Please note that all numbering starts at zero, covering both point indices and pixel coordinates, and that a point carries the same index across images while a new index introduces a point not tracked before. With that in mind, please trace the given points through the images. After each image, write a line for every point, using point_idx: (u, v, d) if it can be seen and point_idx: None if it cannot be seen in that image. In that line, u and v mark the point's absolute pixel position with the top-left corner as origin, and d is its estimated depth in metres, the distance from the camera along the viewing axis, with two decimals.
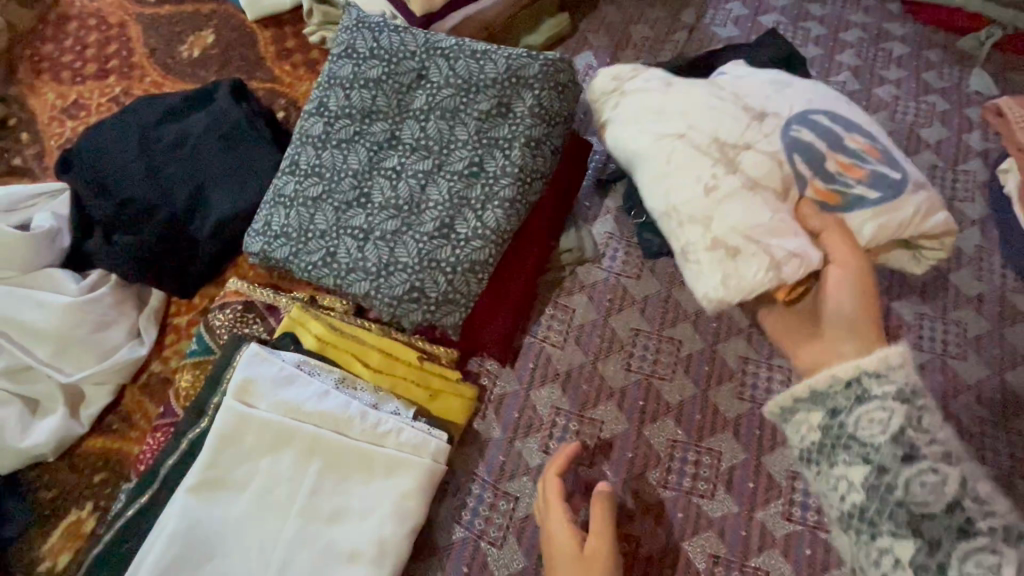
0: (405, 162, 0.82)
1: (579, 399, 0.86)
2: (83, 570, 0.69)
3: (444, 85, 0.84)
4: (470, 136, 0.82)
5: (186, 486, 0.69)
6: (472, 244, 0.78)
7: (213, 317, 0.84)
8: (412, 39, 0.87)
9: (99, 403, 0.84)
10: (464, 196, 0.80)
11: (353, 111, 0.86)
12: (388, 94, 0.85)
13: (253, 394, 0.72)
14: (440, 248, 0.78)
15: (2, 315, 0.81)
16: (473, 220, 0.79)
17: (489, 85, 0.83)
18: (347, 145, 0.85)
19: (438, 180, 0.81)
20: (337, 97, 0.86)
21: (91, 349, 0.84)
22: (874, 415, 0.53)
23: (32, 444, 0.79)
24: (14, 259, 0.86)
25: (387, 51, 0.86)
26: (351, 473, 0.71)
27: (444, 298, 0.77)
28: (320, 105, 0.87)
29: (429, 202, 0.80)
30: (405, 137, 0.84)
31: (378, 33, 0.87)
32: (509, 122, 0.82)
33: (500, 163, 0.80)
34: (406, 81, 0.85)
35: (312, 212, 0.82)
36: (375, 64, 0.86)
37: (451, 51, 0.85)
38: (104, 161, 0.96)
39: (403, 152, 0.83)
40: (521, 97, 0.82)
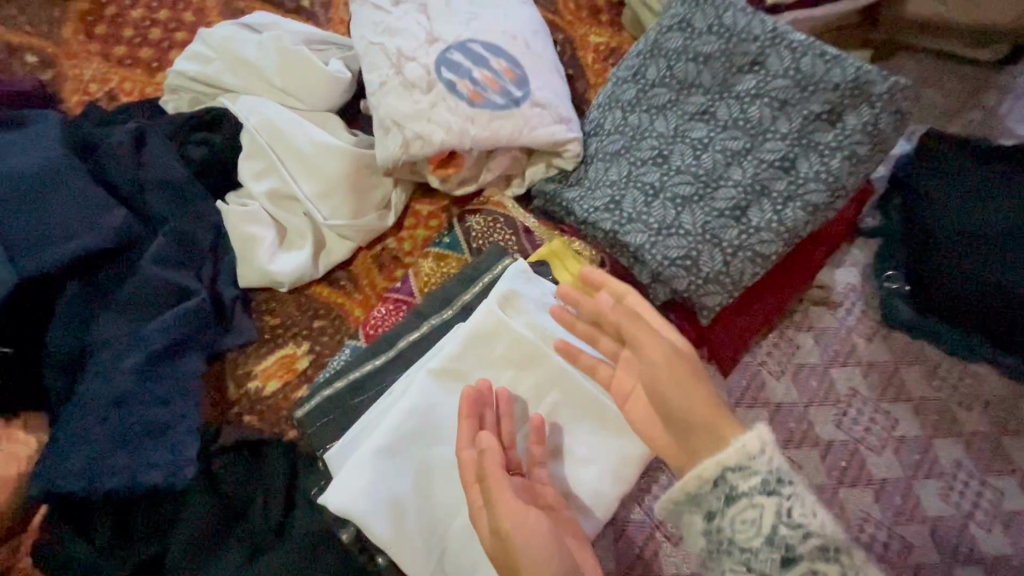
0: (715, 138, 0.79)
1: (783, 434, 0.83)
2: (313, 408, 0.72)
3: (778, 78, 0.79)
4: (791, 132, 0.77)
5: (429, 368, 0.69)
6: (761, 235, 0.74)
7: (470, 221, 0.85)
8: (758, 23, 0.82)
9: (338, 256, 0.84)
10: (767, 187, 0.76)
11: (673, 78, 0.83)
12: (716, 70, 0.82)
13: (513, 307, 0.72)
14: (728, 227, 0.74)
15: (288, 143, 0.83)
16: (768, 217, 0.75)
17: (829, 87, 0.76)
18: (658, 108, 0.82)
19: (744, 165, 0.77)
20: (658, 63, 0.84)
21: (349, 203, 0.84)
22: (746, 515, 0.46)
23: (278, 270, 0.80)
24: (305, 95, 0.86)
25: (728, 29, 0.82)
26: (580, 417, 0.70)
27: (713, 276, 0.73)
28: (638, 62, 0.85)
29: (729, 182, 0.76)
30: (720, 115, 0.80)
31: (723, 9, 0.83)
32: (837, 131, 0.77)
33: (814, 168, 0.76)
34: (740, 61, 0.81)
35: (607, 161, 0.81)
36: (712, 38, 0.83)
37: (800, 45, 0.79)
38: (394, 18, 0.87)
39: (714, 127, 0.80)
40: (857, 110, 0.76)
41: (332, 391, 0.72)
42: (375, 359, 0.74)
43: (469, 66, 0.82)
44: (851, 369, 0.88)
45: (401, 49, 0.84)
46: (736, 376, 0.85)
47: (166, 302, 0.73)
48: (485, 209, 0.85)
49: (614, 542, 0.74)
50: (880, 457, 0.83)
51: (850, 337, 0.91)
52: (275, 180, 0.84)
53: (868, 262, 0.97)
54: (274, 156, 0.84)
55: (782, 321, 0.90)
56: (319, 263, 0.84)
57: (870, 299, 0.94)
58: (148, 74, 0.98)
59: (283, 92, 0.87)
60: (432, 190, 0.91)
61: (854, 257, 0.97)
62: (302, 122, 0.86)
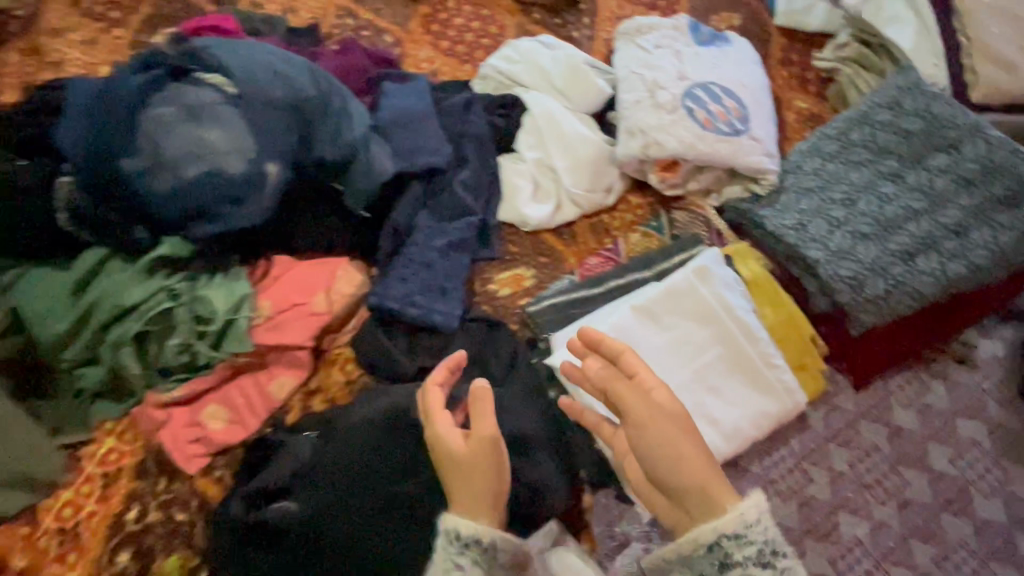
0: (901, 196, 0.98)
1: (898, 452, 0.96)
2: (537, 313, 0.99)
3: (966, 163, 0.98)
4: (969, 207, 0.96)
5: (632, 303, 0.94)
6: (925, 277, 0.92)
7: (674, 214, 1.12)
8: (960, 116, 1.00)
9: (568, 215, 1.13)
10: (939, 242, 0.94)
11: (873, 144, 1.03)
12: (913, 146, 1.01)
13: (705, 278, 0.95)
14: (897, 265, 0.93)
15: (559, 129, 1.14)
16: (936, 265, 0.93)
17: (1012, 179, 0.95)
18: (854, 164, 1.02)
19: (922, 221, 0.96)
20: (863, 130, 1.04)
21: (587, 180, 1.13)
22: None
23: (529, 213, 1.11)
24: (575, 100, 1.18)
25: (933, 116, 1.01)
26: (736, 373, 0.92)
27: (874, 298, 0.92)
28: (843, 126, 1.06)
29: (906, 231, 0.95)
30: (909, 180, 0.99)
31: (932, 101, 1.02)
32: (1010, 214, 0.95)
33: (984, 238, 0.94)
34: (937, 143, 1.00)
35: (801, 195, 1.03)
36: (915, 120, 1.02)
37: (993, 142, 0.98)
38: (653, 58, 1.15)
39: (902, 188, 0.99)
40: None
41: (554, 301, 1.00)
42: (588, 289, 1.01)
43: (711, 103, 1.08)
44: (977, 423, 0.99)
45: (661, 78, 1.11)
46: (865, 394, 1.00)
47: (458, 214, 1.06)
48: (691, 209, 1.11)
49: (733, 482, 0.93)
50: (987, 502, 0.94)
51: (984, 398, 1.02)
52: (542, 151, 1.15)
53: (1018, 341, 1.06)
54: (546, 133, 1.14)
55: (923, 364, 1.03)
56: (555, 218, 1.13)
57: (1011, 373, 1.04)
58: (458, 65, 1.37)
59: (561, 94, 1.19)
60: (643, 190, 1.17)
61: (1004, 334, 1.07)
62: (569, 117, 1.16)
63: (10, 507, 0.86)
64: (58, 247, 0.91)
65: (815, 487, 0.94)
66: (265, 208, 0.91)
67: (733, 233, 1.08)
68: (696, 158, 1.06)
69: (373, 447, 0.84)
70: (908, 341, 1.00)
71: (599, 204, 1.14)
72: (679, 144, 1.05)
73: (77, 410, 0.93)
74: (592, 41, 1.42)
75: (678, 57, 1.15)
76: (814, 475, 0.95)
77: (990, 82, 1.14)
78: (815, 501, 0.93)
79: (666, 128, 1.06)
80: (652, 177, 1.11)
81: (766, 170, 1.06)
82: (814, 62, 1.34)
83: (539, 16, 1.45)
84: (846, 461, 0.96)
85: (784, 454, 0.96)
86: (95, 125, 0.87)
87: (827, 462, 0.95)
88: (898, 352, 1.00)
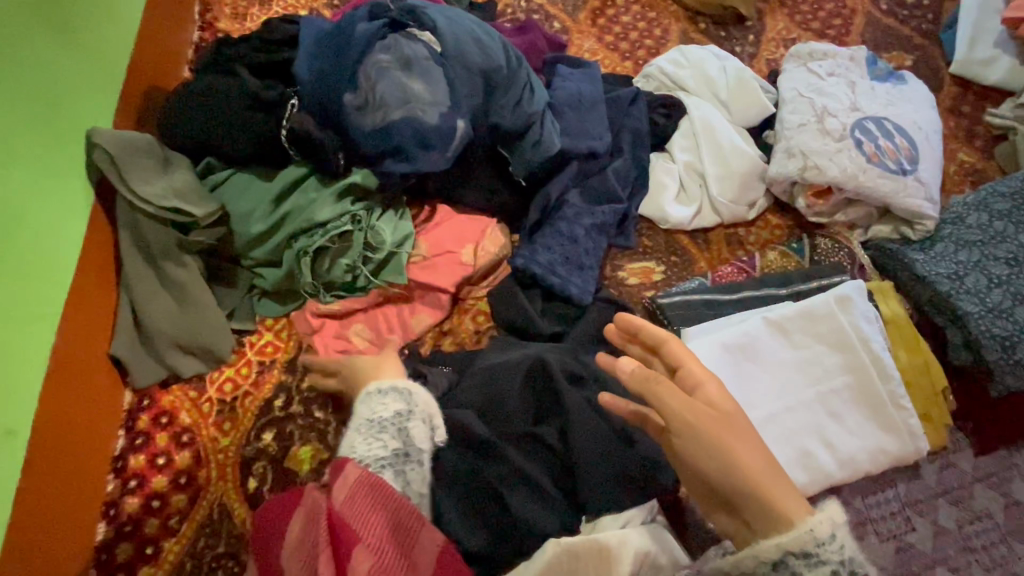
0: None
1: (1013, 524, 0.93)
2: (668, 306, 1.02)
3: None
4: None
5: (766, 315, 0.96)
6: None
7: (818, 240, 1.11)
8: None
9: (707, 221, 1.16)
10: None
11: None
12: None
13: (846, 307, 0.95)
14: None
15: (715, 137, 1.17)
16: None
17: None
18: (1022, 227, 1.01)
19: None
20: None
21: (734, 191, 1.15)
22: None
23: (670, 211, 1.14)
24: (735, 112, 1.20)
25: None
26: (860, 404, 0.92)
27: None
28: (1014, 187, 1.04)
29: None
30: None
31: None
32: None
33: None
34: None
35: (958, 246, 1.01)
36: None
37: None
38: (826, 84, 1.15)
39: None
40: None
41: (685, 298, 1.03)
42: (719, 294, 1.03)
43: (881, 139, 1.08)
44: None
45: (832, 106, 1.12)
46: (987, 460, 0.97)
47: (604, 199, 1.12)
48: (836, 238, 1.10)
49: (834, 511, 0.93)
50: None
51: None
52: (694, 155, 1.18)
53: None
54: (703, 140, 1.17)
55: None
56: (694, 221, 1.16)
57: None
58: (619, 59, 1.41)
59: (722, 104, 1.21)
60: (783, 213, 1.18)
61: None
62: (727, 127, 1.19)
63: (185, 368, 1.00)
64: (267, 158, 1.05)
65: (918, 536, 0.92)
66: (446, 156, 1.02)
67: (875, 270, 1.08)
68: (855, 189, 1.06)
69: (516, 387, 0.88)
70: None
71: (741, 216, 1.16)
72: (840, 172, 1.06)
73: (249, 301, 1.06)
74: (754, 59, 1.43)
75: (851, 89, 1.15)
76: (918, 524, 0.93)
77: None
78: (915, 550, 0.91)
79: (828, 155, 1.07)
80: (801, 201, 1.11)
81: (925, 216, 1.05)
82: (986, 115, 1.29)
83: (705, 27, 1.48)
84: (954, 519, 0.93)
85: (890, 497, 0.94)
86: (328, 59, 1.02)
87: (934, 516, 0.93)
88: None
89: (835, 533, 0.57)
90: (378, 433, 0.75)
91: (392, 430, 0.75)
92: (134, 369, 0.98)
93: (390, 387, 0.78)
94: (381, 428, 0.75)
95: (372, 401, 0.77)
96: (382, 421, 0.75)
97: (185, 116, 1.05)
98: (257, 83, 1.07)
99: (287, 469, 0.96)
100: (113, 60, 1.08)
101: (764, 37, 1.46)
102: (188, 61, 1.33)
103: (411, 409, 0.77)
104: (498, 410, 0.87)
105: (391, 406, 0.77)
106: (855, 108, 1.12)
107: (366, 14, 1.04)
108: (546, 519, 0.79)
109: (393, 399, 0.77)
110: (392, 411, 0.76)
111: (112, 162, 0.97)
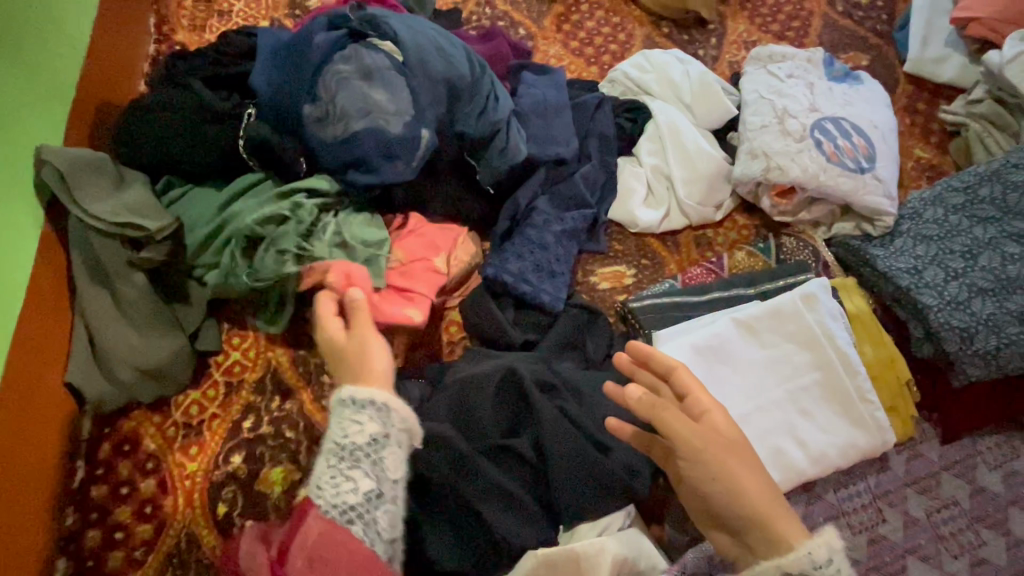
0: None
1: (979, 510, 0.96)
2: (640, 309, 1.03)
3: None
4: None
5: (734, 317, 0.97)
6: None
7: (784, 239, 1.14)
8: None
9: (676, 224, 1.17)
10: None
11: (1001, 203, 1.03)
12: None
13: (812, 304, 0.97)
14: (1013, 326, 0.94)
15: (681, 141, 1.18)
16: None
17: None
18: (978, 220, 1.03)
19: None
20: (992, 188, 1.04)
21: (701, 194, 1.16)
22: None
23: (640, 216, 1.15)
24: (700, 115, 1.22)
25: None
26: (829, 400, 0.94)
27: (985, 353, 0.93)
28: (971, 179, 1.06)
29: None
30: None
31: None
32: None
33: None
34: None
35: (916, 241, 1.04)
36: None
37: None
38: (785, 86, 1.18)
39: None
40: None
41: (655, 301, 1.04)
42: (689, 296, 1.04)
43: (840, 138, 1.11)
44: None
45: (791, 107, 1.14)
46: (953, 448, 0.99)
47: (573, 205, 1.11)
48: (801, 236, 1.12)
49: (808, 506, 0.94)
50: None
51: None
52: (660, 158, 1.19)
53: None
54: (669, 144, 1.18)
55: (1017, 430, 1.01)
56: (663, 225, 1.17)
57: None
58: (585, 65, 1.42)
59: (686, 108, 1.23)
60: (750, 212, 1.20)
61: None
62: (692, 131, 1.20)
63: (145, 392, 0.96)
64: (226, 171, 1.03)
65: (889, 527, 0.94)
66: (411, 167, 1.01)
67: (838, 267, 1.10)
68: (816, 188, 1.08)
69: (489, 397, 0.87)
70: (1004, 404, 1.01)
71: (708, 219, 1.17)
72: (801, 173, 1.08)
73: (213, 320, 1.03)
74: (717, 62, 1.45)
75: (809, 89, 1.18)
76: (889, 515, 0.95)
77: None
78: (886, 541, 0.93)
79: (789, 156, 1.09)
80: (766, 201, 1.13)
81: (883, 213, 1.07)
82: (940, 113, 1.34)
83: (668, 30, 1.49)
84: (923, 508, 0.95)
85: (861, 490, 0.96)
86: (287, 70, 1.01)
87: (904, 506, 0.95)
88: (994, 414, 1.00)
89: (832, 559, 0.59)
90: (349, 461, 0.66)
91: (364, 456, 0.66)
92: (90, 396, 0.94)
93: (370, 398, 0.67)
94: (350, 458, 0.66)
95: (344, 420, 0.67)
96: (352, 446, 0.66)
97: (138, 131, 1.02)
98: (213, 95, 1.05)
99: (257, 493, 0.93)
100: (63, 75, 1.04)
101: (726, 40, 1.48)
102: (143, 74, 1.30)
103: (388, 431, 0.68)
104: (470, 423, 0.86)
105: (366, 429, 0.66)
106: (814, 108, 1.14)
107: (323, 24, 1.02)
108: (522, 530, 0.78)
109: (370, 419, 0.67)
110: (366, 434, 0.66)
111: (62, 181, 0.93)
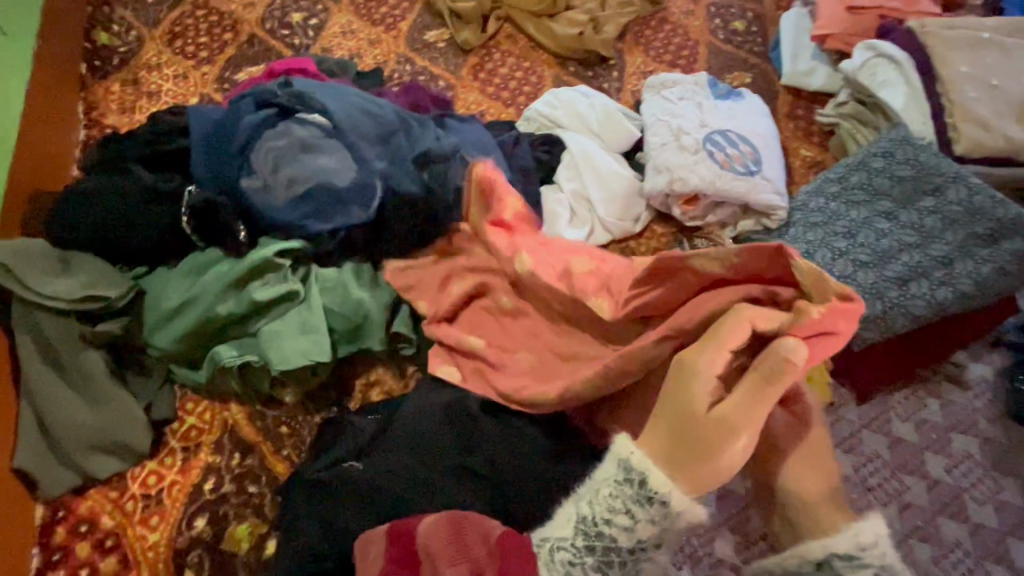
0: (895, 233, 1.13)
1: (898, 459, 1.06)
2: None
3: (953, 202, 1.11)
4: (955, 242, 1.10)
5: None
6: (917, 302, 1.07)
7: (696, 242, 1.26)
8: (946, 165, 1.14)
9: (601, 240, 1.28)
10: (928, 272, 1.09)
11: (869, 188, 1.18)
12: (905, 190, 1.16)
13: None
14: (892, 291, 1.07)
15: (595, 165, 1.30)
16: (927, 291, 1.07)
17: (992, 219, 1.08)
18: (853, 204, 1.18)
19: (914, 253, 1.11)
20: (860, 175, 1.19)
21: (618, 211, 1.28)
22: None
23: (566, 235, 1.25)
24: (609, 141, 1.35)
25: (921, 165, 1.15)
26: None
27: (872, 317, 1.06)
28: (837, 171, 1.22)
29: (900, 262, 1.10)
30: (901, 219, 1.14)
31: (921, 153, 1.16)
32: (992, 248, 1.08)
33: (969, 269, 1.08)
34: (926, 188, 1.14)
35: (804, 229, 1.18)
36: (906, 168, 1.16)
37: (978, 187, 1.10)
38: (678, 107, 1.33)
39: (895, 226, 1.14)
40: (1013, 239, 1.07)
41: None
42: None
43: (729, 148, 1.25)
44: (968, 437, 1.09)
45: (684, 125, 1.28)
46: (868, 406, 1.11)
47: None
48: (710, 237, 1.25)
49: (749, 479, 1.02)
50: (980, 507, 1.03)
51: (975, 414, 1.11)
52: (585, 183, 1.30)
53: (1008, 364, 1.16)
54: (584, 168, 1.30)
55: (919, 382, 1.14)
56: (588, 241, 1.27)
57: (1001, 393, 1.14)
58: (503, 107, 1.55)
59: (596, 136, 1.36)
60: (665, 221, 1.32)
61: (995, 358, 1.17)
62: (604, 155, 1.32)
63: (101, 470, 0.96)
64: (173, 248, 1.07)
65: None
66: (366, 212, 1.08)
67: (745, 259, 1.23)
68: (715, 194, 1.21)
69: (441, 421, 0.93)
70: (903, 360, 1.12)
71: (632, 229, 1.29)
72: (699, 182, 1.21)
73: (166, 391, 1.05)
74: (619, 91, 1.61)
75: (698, 108, 1.33)
76: None
77: (973, 139, 1.22)
78: None
79: (687, 169, 1.22)
80: (676, 210, 1.26)
81: (774, 208, 1.22)
82: (816, 117, 1.50)
83: (571, 67, 1.65)
84: (850, 464, 1.05)
85: None
86: (223, 151, 1.07)
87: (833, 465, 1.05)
88: (896, 370, 1.12)
89: (879, 544, 0.63)
90: (602, 552, 0.68)
91: (620, 557, 0.67)
92: (41, 480, 0.94)
93: (659, 489, 0.64)
94: (603, 541, 0.67)
95: (616, 481, 0.67)
96: (611, 537, 0.67)
97: (74, 216, 1.04)
98: (154, 177, 1.09)
99: (225, 551, 0.94)
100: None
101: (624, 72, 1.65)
102: (76, 161, 1.34)
103: (658, 525, 0.65)
104: (425, 448, 0.90)
105: (638, 528, 0.66)
106: (703, 124, 1.29)
107: (252, 105, 1.10)
108: None
109: (646, 522, 0.65)
110: (638, 520, 0.65)
111: (9, 273, 0.96)
